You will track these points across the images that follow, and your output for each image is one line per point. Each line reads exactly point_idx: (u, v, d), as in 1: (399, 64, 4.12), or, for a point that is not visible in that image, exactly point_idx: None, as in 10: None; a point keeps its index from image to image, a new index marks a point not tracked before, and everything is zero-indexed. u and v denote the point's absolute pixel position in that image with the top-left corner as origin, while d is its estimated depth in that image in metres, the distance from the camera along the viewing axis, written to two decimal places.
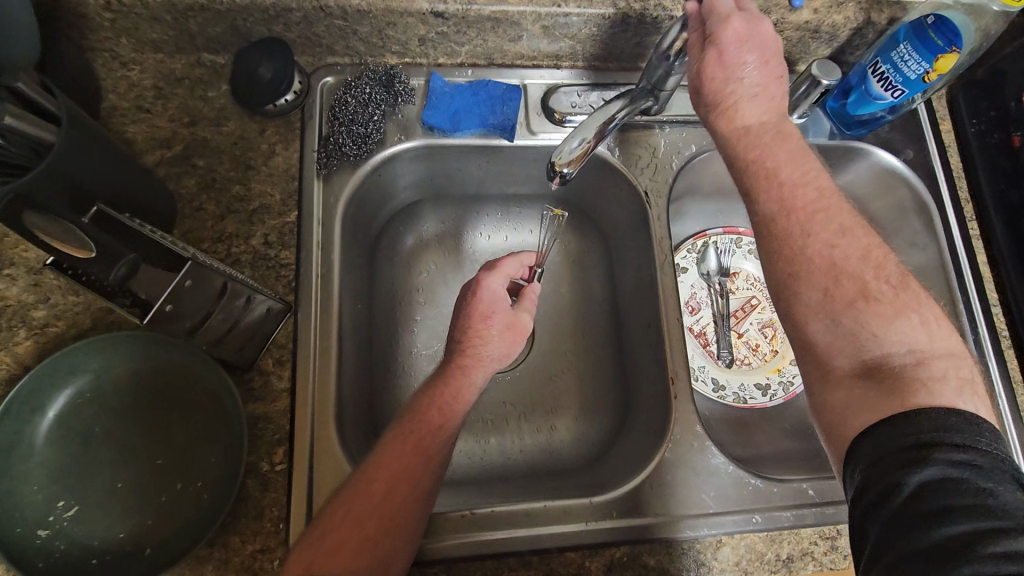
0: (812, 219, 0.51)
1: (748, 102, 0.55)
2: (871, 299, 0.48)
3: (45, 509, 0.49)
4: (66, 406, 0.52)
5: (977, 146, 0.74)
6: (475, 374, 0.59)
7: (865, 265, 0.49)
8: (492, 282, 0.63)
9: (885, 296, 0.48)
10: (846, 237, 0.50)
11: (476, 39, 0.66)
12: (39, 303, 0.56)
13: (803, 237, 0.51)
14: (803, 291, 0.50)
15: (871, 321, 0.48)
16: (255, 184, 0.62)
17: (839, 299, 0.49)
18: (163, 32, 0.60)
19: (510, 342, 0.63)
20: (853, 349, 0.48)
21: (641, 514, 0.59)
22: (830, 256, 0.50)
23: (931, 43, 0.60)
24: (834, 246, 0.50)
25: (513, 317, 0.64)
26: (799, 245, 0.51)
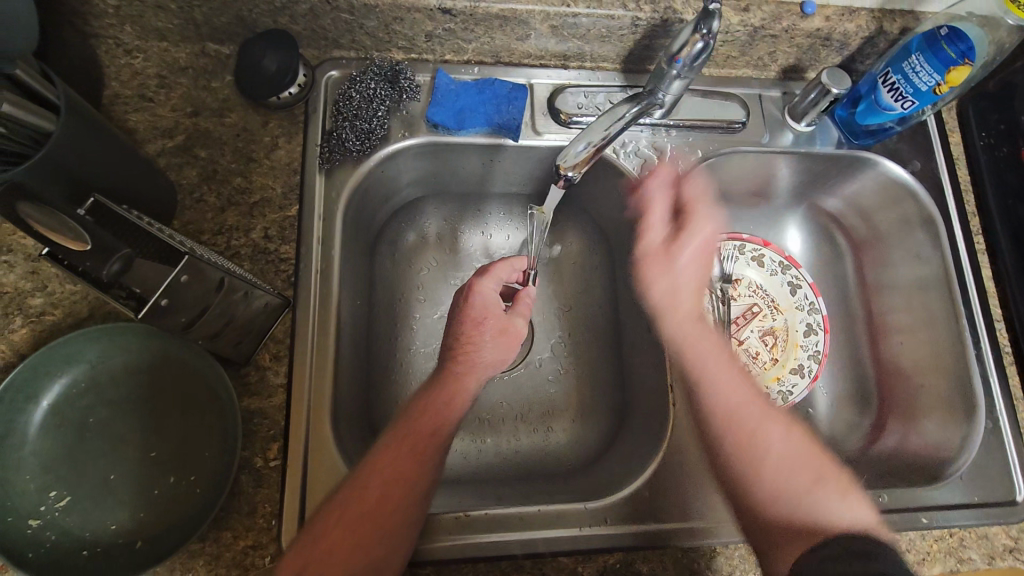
0: (762, 418, 0.60)
1: (680, 282, 0.66)
2: (819, 485, 0.56)
3: (38, 499, 0.49)
4: (61, 396, 0.52)
5: (986, 159, 0.73)
6: (466, 380, 0.59)
7: (789, 429, 0.60)
8: (487, 286, 0.63)
9: (829, 482, 0.56)
10: (783, 426, 0.60)
11: (483, 37, 0.65)
12: (36, 291, 0.56)
13: (756, 434, 0.59)
14: (762, 492, 0.56)
15: (820, 502, 0.55)
16: (257, 177, 0.61)
17: (795, 494, 0.55)
18: (168, 20, 0.60)
19: (504, 348, 0.63)
20: (758, 449, 0.58)
21: (636, 521, 0.59)
22: (778, 456, 0.58)
23: (944, 54, 0.60)
24: (780, 440, 0.59)
25: (504, 320, 0.64)
26: (757, 451, 0.58)
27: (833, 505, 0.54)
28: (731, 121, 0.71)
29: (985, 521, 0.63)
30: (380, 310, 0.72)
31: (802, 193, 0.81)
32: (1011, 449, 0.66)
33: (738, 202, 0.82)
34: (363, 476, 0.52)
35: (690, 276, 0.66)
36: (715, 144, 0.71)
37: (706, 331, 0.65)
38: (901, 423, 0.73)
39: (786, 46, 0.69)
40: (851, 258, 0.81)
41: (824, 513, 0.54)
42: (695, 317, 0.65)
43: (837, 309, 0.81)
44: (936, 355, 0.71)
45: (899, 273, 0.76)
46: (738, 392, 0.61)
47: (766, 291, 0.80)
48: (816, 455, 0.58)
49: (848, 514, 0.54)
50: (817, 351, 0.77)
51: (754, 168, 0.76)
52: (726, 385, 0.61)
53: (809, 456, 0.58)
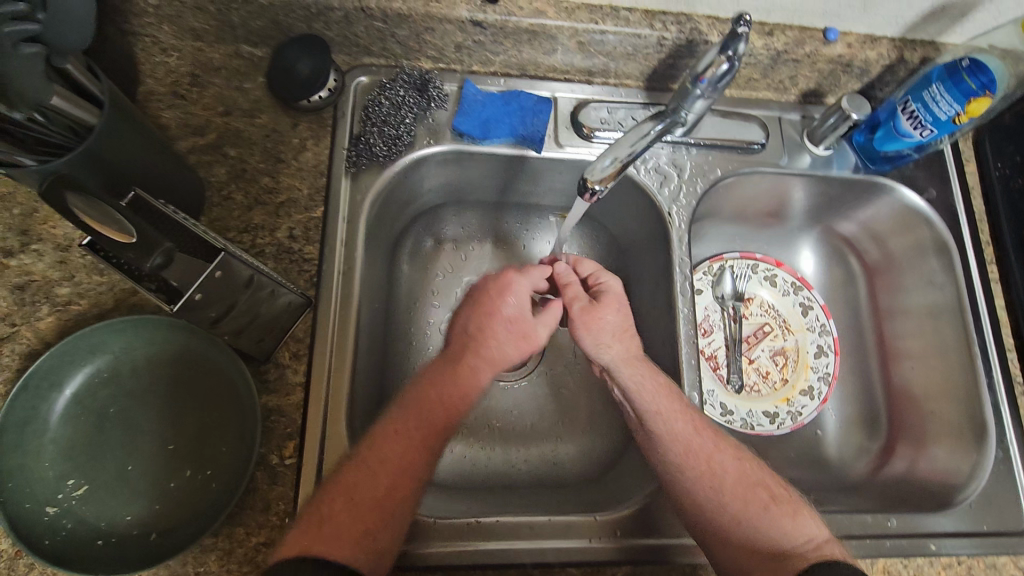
0: (712, 445, 0.58)
1: (608, 315, 0.63)
2: (771, 505, 0.55)
3: (56, 487, 0.50)
4: (83, 385, 0.53)
5: (1001, 190, 0.74)
6: (482, 375, 0.57)
7: (740, 456, 0.58)
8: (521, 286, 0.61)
9: (779, 501, 0.56)
10: (734, 451, 0.58)
11: (511, 50, 0.66)
12: (64, 281, 0.56)
13: (711, 459, 0.57)
14: (719, 513, 0.54)
15: (771, 525, 0.54)
16: (284, 178, 0.62)
17: (747, 510, 0.54)
18: (205, 22, 0.61)
19: (522, 350, 0.59)
20: (720, 476, 0.56)
21: (645, 535, 0.59)
22: (734, 477, 0.56)
23: (964, 85, 0.61)
24: (733, 462, 0.57)
25: (525, 326, 0.60)
26: (713, 469, 0.56)
27: (786, 528, 0.53)
28: (749, 142, 0.72)
29: (993, 550, 0.63)
30: (397, 314, 0.72)
31: (817, 216, 0.82)
32: (1021, 478, 0.66)
33: (753, 221, 0.82)
34: (366, 465, 0.51)
35: (623, 318, 0.63)
36: (733, 164, 0.72)
37: (651, 368, 0.61)
38: (911, 448, 0.73)
39: (807, 71, 0.70)
40: (864, 281, 0.82)
41: (776, 534, 0.53)
42: (639, 356, 0.61)
43: (850, 333, 0.81)
44: (946, 381, 0.72)
45: (911, 298, 0.76)
46: (691, 419, 0.58)
47: (778, 310, 0.80)
48: (769, 477, 0.58)
49: (801, 539, 0.53)
50: (826, 373, 0.78)
51: (770, 188, 0.76)
52: (681, 415, 0.58)
53: (758, 476, 0.57)
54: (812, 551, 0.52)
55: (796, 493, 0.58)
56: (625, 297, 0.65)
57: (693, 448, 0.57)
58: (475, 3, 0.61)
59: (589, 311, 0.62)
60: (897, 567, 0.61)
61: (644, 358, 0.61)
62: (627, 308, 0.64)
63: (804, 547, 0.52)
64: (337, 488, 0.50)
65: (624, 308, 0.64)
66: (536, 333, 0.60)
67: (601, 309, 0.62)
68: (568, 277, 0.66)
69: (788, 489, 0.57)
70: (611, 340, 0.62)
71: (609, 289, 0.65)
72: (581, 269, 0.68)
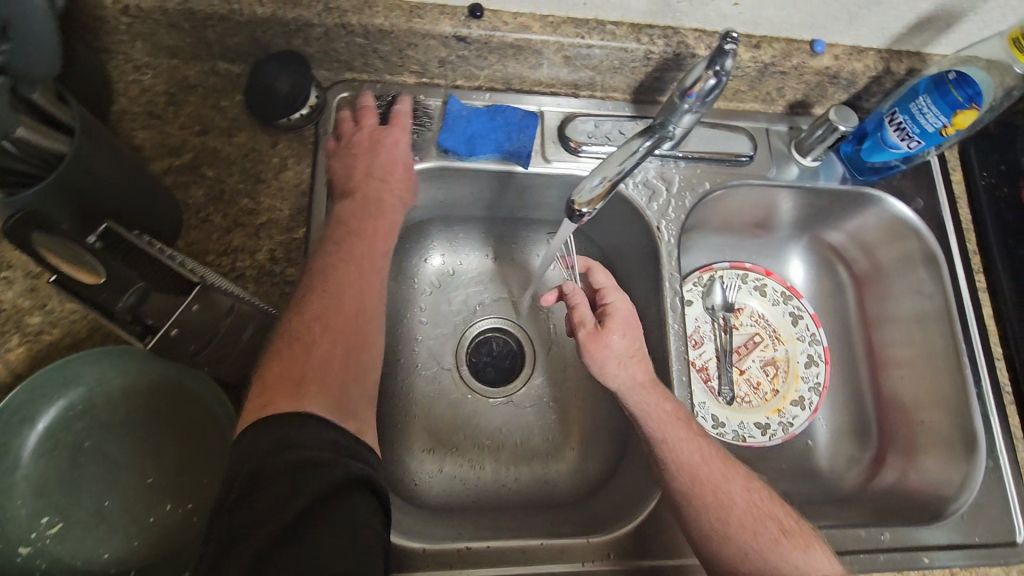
0: (721, 474, 0.57)
1: (616, 338, 0.63)
2: (781, 538, 0.55)
3: (29, 525, 0.48)
4: (56, 418, 0.50)
5: (987, 199, 0.74)
6: (392, 210, 0.60)
7: (751, 484, 0.58)
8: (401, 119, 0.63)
9: (789, 533, 0.55)
10: (744, 480, 0.58)
11: (496, 65, 0.65)
12: (35, 309, 0.54)
13: (719, 490, 0.56)
14: (726, 544, 0.55)
15: (779, 558, 0.54)
16: (264, 198, 0.61)
17: (757, 544, 0.54)
18: (179, 39, 0.59)
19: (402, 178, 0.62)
20: (728, 509, 0.55)
21: (639, 557, 0.58)
22: (744, 508, 0.56)
23: (951, 97, 0.61)
24: (744, 491, 0.57)
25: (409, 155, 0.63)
26: (722, 501, 0.56)
27: (795, 562, 0.54)
28: (737, 155, 0.72)
29: (985, 561, 0.63)
30: None
31: (805, 225, 0.81)
32: (1012, 488, 0.66)
33: (742, 231, 0.82)
34: (324, 333, 0.50)
35: (630, 342, 0.63)
36: (721, 177, 0.72)
37: (660, 391, 0.61)
38: (902, 458, 0.73)
39: (794, 82, 0.69)
40: (853, 290, 0.81)
41: (785, 567, 0.54)
42: (649, 378, 0.61)
43: (840, 342, 0.81)
44: (935, 391, 0.72)
45: (900, 308, 0.76)
46: (699, 448, 0.58)
47: (768, 321, 0.80)
48: (779, 507, 0.57)
49: (811, 572, 0.53)
50: (817, 382, 0.78)
51: (758, 199, 0.76)
52: (688, 444, 0.58)
53: (770, 508, 0.57)
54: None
55: (805, 522, 0.58)
56: (633, 317, 0.65)
57: (699, 477, 0.56)
58: (458, 19, 0.60)
59: (595, 338, 0.63)
60: None
61: (653, 381, 0.61)
62: (634, 328, 0.64)
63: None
64: (291, 347, 0.49)
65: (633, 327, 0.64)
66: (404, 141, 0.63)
67: (608, 334, 0.63)
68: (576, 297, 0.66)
69: (798, 519, 0.57)
70: (619, 367, 0.61)
71: (617, 308, 0.65)
72: (597, 280, 0.68)
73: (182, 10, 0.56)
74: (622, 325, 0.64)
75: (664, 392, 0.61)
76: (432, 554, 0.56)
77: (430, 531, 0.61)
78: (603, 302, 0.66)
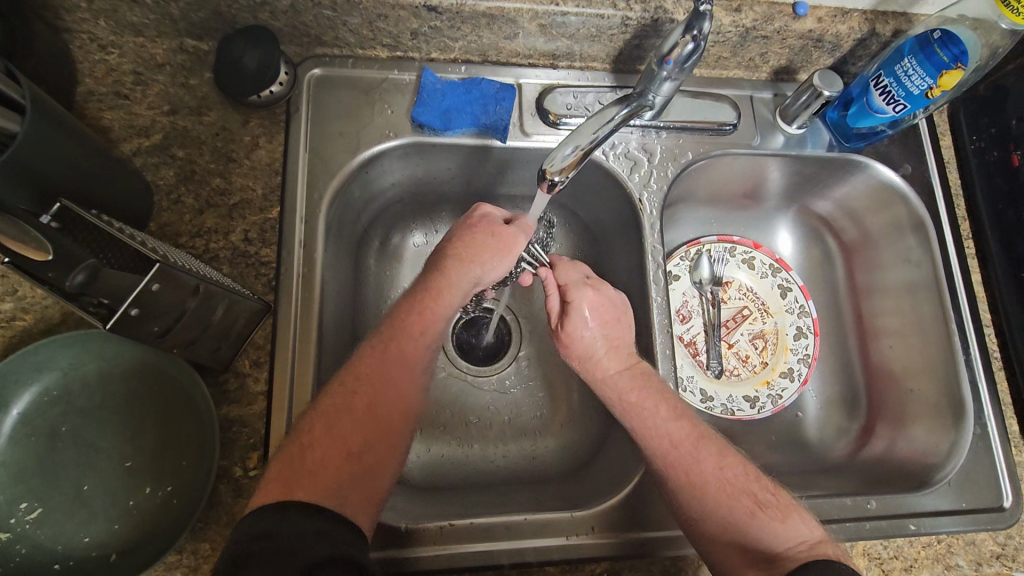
0: (691, 453, 0.56)
1: (588, 331, 0.63)
2: (757, 511, 0.54)
3: (7, 511, 0.47)
4: (32, 404, 0.50)
5: (977, 163, 0.72)
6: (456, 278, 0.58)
7: (722, 462, 0.57)
8: (490, 208, 0.63)
9: (765, 506, 0.54)
10: (716, 458, 0.57)
11: (470, 36, 0.63)
12: (6, 295, 0.54)
13: (690, 471, 0.56)
14: (709, 518, 0.54)
15: (758, 530, 0.53)
16: (236, 177, 0.60)
17: (738, 518, 0.53)
18: (143, 15, 0.58)
19: (499, 251, 0.60)
20: (700, 486, 0.55)
21: (624, 530, 0.58)
22: (716, 487, 0.55)
23: (936, 58, 0.59)
24: (717, 468, 0.56)
25: (502, 231, 0.61)
26: (694, 481, 0.55)
27: (773, 532, 0.52)
28: (722, 123, 0.70)
29: (972, 528, 0.63)
30: (365, 314, 0.70)
31: (793, 196, 0.80)
32: (999, 454, 0.66)
33: (729, 204, 0.81)
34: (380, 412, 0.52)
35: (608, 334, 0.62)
36: (704, 147, 0.70)
37: (646, 378, 0.61)
38: (890, 428, 0.72)
39: (778, 47, 0.68)
40: (842, 260, 0.81)
41: (762, 540, 0.52)
42: (629, 370, 0.61)
43: (829, 313, 0.81)
44: (925, 359, 0.71)
45: (890, 277, 0.75)
46: (667, 433, 0.57)
47: (756, 293, 0.79)
48: (753, 482, 0.56)
49: (791, 540, 0.52)
50: (806, 355, 0.77)
51: (745, 170, 0.75)
52: (653, 431, 0.58)
53: (747, 484, 0.56)
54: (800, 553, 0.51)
55: (784, 492, 0.56)
56: (598, 309, 0.63)
57: (671, 461, 0.56)
58: None
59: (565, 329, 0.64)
60: (876, 549, 0.61)
61: (630, 369, 0.61)
62: (598, 320, 0.63)
63: (794, 547, 0.51)
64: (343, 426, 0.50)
65: (603, 315, 0.63)
66: (514, 235, 0.61)
67: (572, 329, 0.63)
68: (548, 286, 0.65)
69: (776, 490, 0.56)
70: (587, 358, 0.63)
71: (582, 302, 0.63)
72: (560, 275, 0.65)
73: None
74: (598, 316, 0.63)
75: (635, 374, 0.61)
76: (413, 532, 0.56)
77: (414, 507, 0.60)
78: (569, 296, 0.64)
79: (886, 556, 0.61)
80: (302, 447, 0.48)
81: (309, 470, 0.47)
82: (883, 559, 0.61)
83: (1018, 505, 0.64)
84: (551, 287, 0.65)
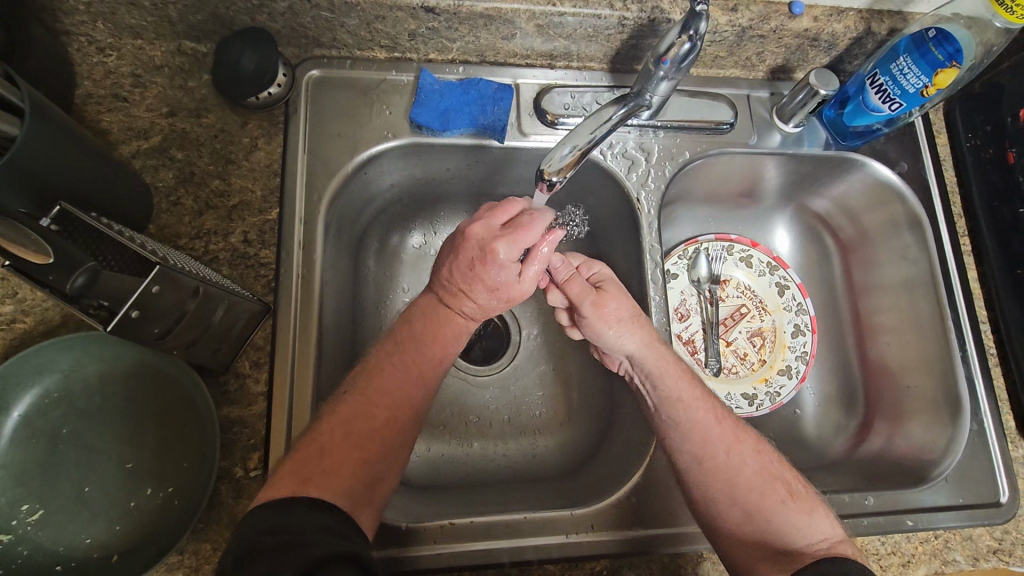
0: (731, 436, 0.57)
1: (615, 306, 0.60)
2: (788, 500, 0.54)
3: (8, 513, 0.47)
4: (33, 406, 0.50)
5: (972, 160, 0.73)
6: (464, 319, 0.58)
7: (762, 448, 0.58)
8: (506, 252, 0.54)
9: (796, 496, 0.55)
10: (754, 445, 0.58)
11: (468, 36, 0.64)
12: (6, 298, 0.54)
13: (728, 452, 0.56)
14: (732, 505, 0.54)
15: (784, 519, 0.53)
16: (235, 179, 0.60)
17: (764, 506, 0.54)
18: (141, 17, 0.58)
19: (504, 306, 0.58)
20: (727, 471, 0.55)
21: (624, 528, 0.58)
22: (755, 469, 0.56)
23: (931, 56, 0.59)
24: (752, 455, 0.57)
25: (514, 286, 0.56)
26: (731, 462, 0.56)
27: (799, 524, 0.53)
28: (719, 122, 0.70)
29: (971, 523, 0.63)
30: (364, 314, 0.70)
31: (791, 194, 0.80)
32: (996, 450, 0.66)
33: (727, 202, 0.81)
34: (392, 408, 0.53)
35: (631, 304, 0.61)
36: (702, 146, 0.71)
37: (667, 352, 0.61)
38: (888, 424, 0.73)
39: (774, 46, 0.68)
40: (839, 259, 0.81)
41: (788, 529, 0.53)
42: (656, 339, 0.61)
43: (827, 310, 0.81)
44: (922, 356, 0.71)
45: (887, 274, 0.76)
46: (712, 410, 0.58)
47: (754, 291, 0.80)
48: (787, 471, 0.57)
49: (814, 536, 0.52)
50: (804, 352, 0.77)
51: (742, 168, 0.75)
52: (704, 404, 0.58)
53: (777, 471, 0.57)
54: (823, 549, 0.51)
55: (812, 489, 0.57)
56: (621, 282, 0.63)
57: (711, 439, 0.56)
58: None
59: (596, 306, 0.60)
60: (875, 545, 0.61)
61: (659, 340, 0.61)
62: (625, 290, 0.63)
63: (818, 543, 0.52)
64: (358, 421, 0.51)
65: (623, 293, 0.62)
66: (525, 287, 0.57)
67: (610, 297, 0.60)
68: (564, 273, 0.62)
69: (806, 487, 0.57)
70: (627, 327, 0.60)
71: (605, 275, 0.63)
72: (572, 261, 0.64)
73: None
74: (619, 292, 0.61)
75: (664, 345, 0.61)
76: (414, 531, 0.56)
77: (414, 506, 0.60)
78: (590, 274, 0.63)
79: (884, 551, 0.61)
80: (318, 442, 0.49)
81: (323, 462, 0.48)
82: (881, 555, 0.61)
83: (1015, 501, 0.65)
84: (570, 268, 0.62)
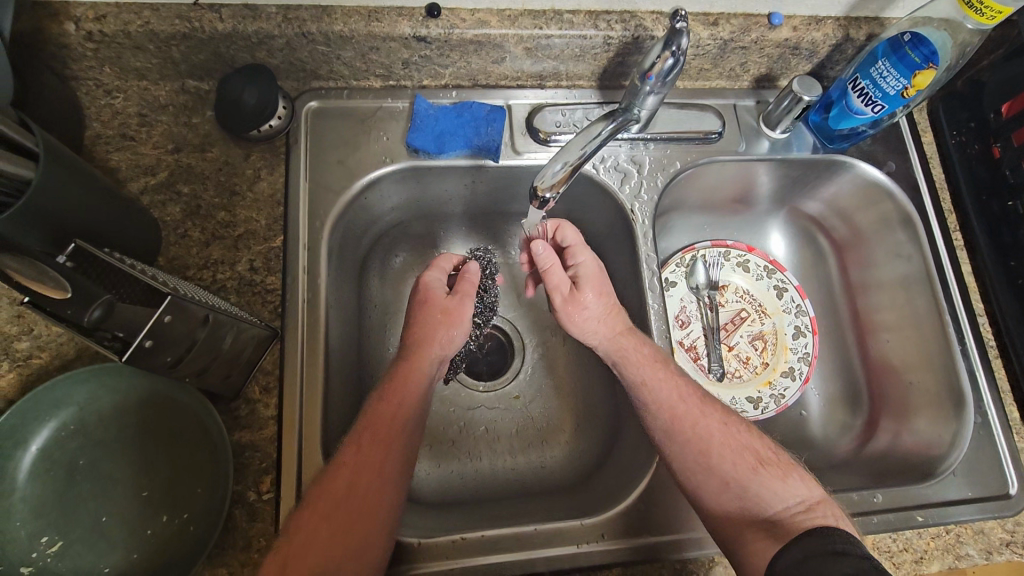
0: (697, 411, 0.59)
1: (589, 300, 0.65)
2: (759, 467, 0.56)
3: (29, 545, 0.48)
4: (51, 439, 0.51)
5: (959, 157, 0.74)
6: (421, 363, 0.60)
7: (727, 420, 0.59)
8: (433, 275, 0.67)
9: (767, 462, 0.56)
10: (721, 416, 0.60)
11: (459, 62, 0.66)
12: (22, 335, 0.56)
13: (696, 426, 0.58)
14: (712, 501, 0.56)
15: (758, 487, 0.55)
16: (240, 210, 0.62)
17: (736, 473, 0.56)
18: (146, 60, 0.60)
19: (448, 325, 0.63)
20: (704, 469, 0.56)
21: (635, 536, 0.58)
22: (721, 440, 0.57)
23: (908, 59, 0.61)
24: (720, 427, 0.58)
25: (447, 301, 0.65)
26: (700, 435, 0.57)
27: (774, 489, 0.55)
28: (707, 132, 0.72)
29: (982, 517, 0.63)
30: (369, 336, 0.72)
31: (783, 198, 0.82)
32: (1001, 441, 0.66)
33: (721, 209, 0.83)
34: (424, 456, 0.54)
35: (606, 295, 0.66)
36: (691, 156, 0.72)
37: (639, 341, 0.63)
38: (894, 421, 0.73)
39: (756, 57, 0.70)
40: (835, 259, 0.82)
41: (765, 501, 0.54)
42: (626, 330, 0.64)
43: (826, 312, 0.82)
44: (921, 350, 0.72)
45: (882, 272, 0.77)
46: (677, 388, 0.60)
47: (753, 295, 0.81)
48: (756, 439, 0.58)
49: (791, 499, 0.54)
50: (806, 353, 0.78)
51: (733, 174, 0.76)
52: (667, 383, 0.60)
53: (749, 440, 0.58)
54: (799, 514, 0.52)
55: (786, 454, 0.58)
56: (603, 275, 0.67)
57: (679, 414, 0.59)
58: (416, 19, 0.60)
59: (570, 298, 0.65)
60: (886, 542, 0.61)
61: (629, 330, 0.64)
62: (606, 284, 0.67)
63: (794, 508, 0.53)
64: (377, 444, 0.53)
65: (598, 286, 0.66)
66: (460, 304, 0.65)
67: (584, 294, 0.65)
68: (547, 260, 0.66)
69: (778, 450, 0.58)
70: (594, 323, 0.64)
71: (587, 269, 0.67)
72: (565, 238, 0.68)
73: (145, 32, 0.57)
74: (603, 296, 0.65)
75: (640, 335, 0.64)
76: (426, 548, 0.56)
77: (424, 522, 0.61)
78: (574, 264, 0.67)
79: (896, 549, 0.61)
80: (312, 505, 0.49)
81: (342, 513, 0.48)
82: (893, 552, 0.61)
83: None
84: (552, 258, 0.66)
